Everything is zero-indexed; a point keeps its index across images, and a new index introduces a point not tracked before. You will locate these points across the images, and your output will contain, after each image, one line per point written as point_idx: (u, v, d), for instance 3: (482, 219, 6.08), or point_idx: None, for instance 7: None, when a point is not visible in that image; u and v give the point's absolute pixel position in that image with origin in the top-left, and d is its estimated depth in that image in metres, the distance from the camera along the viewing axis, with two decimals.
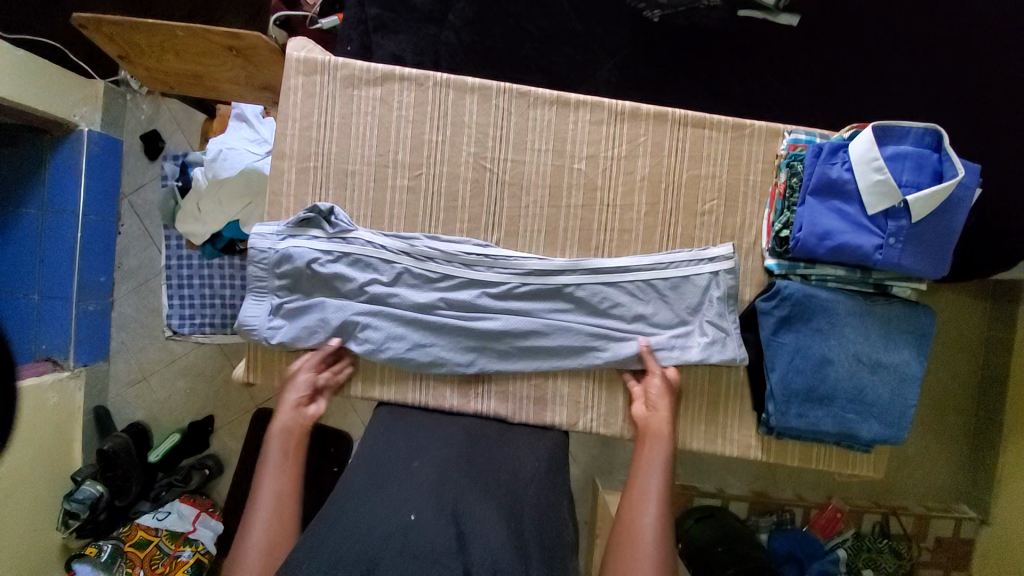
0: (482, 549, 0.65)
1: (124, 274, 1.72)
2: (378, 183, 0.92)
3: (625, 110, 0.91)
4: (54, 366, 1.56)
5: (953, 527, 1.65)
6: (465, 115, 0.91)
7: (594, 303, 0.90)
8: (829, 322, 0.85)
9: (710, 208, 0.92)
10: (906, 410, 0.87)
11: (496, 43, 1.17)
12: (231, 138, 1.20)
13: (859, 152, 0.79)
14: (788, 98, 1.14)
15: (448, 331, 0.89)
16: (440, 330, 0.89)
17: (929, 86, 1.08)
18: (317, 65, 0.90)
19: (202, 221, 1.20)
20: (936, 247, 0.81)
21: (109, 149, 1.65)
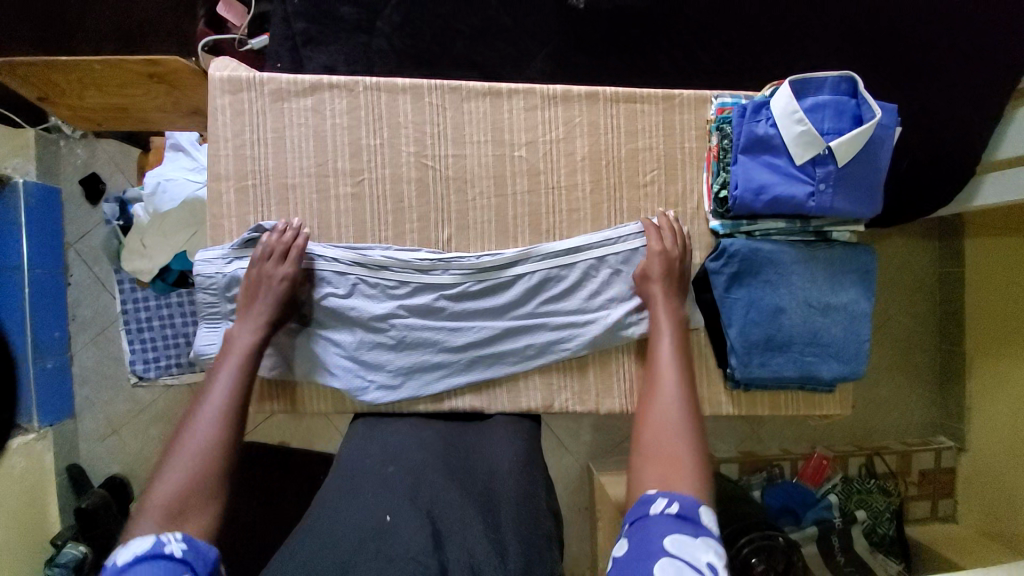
0: (458, 548, 0.65)
1: (79, 326, 1.65)
2: (322, 194, 0.91)
3: (558, 94, 0.92)
4: (17, 431, 1.48)
5: (935, 458, 1.71)
6: (400, 115, 0.91)
7: (551, 287, 0.91)
8: (777, 273, 0.89)
9: (652, 178, 0.94)
10: (861, 345, 0.91)
11: (429, 46, 1.18)
12: (170, 170, 1.16)
13: (780, 106, 0.82)
14: (717, 66, 1.17)
15: (413, 336, 0.90)
16: (404, 334, 0.89)
17: (840, 42, 1.14)
18: (241, 83, 0.89)
19: (149, 258, 1.19)
20: (864, 187, 0.85)
21: (47, 200, 1.57)
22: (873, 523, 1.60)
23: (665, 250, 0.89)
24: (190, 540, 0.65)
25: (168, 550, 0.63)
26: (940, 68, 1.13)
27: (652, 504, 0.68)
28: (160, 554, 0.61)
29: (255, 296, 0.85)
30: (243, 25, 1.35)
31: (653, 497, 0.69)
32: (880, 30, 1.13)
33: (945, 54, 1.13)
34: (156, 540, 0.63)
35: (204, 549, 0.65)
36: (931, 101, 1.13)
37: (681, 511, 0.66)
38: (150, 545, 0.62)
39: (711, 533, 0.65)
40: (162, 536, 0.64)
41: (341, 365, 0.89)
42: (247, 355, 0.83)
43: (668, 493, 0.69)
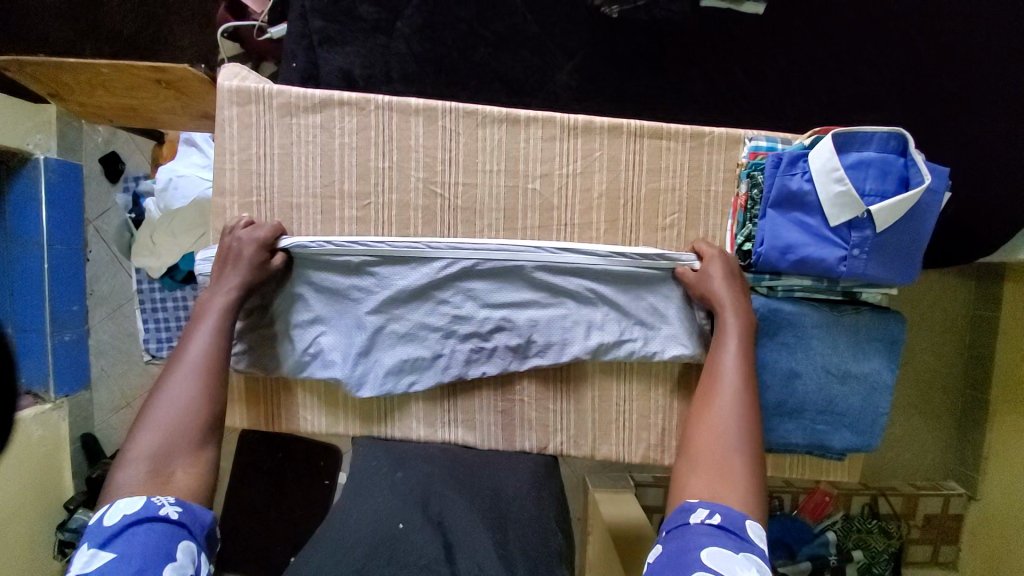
0: (468, 559, 0.70)
1: (98, 301, 1.64)
2: (326, 216, 0.88)
3: (578, 124, 0.87)
4: (34, 400, 1.50)
5: (942, 504, 1.64)
6: (411, 138, 0.87)
7: (559, 303, 0.88)
8: (795, 336, 0.84)
9: (672, 222, 0.89)
10: (877, 417, 0.86)
11: (449, 51, 1.10)
12: (181, 165, 1.15)
13: (820, 162, 0.76)
14: (758, 93, 1.08)
15: (404, 354, 0.87)
16: (411, 330, 0.87)
17: (892, 79, 1.05)
18: (250, 95, 0.86)
19: (157, 253, 1.19)
20: (903, 254, 0.79)
21: (69, 176, 1.53)
22: (868, 562, 1.55)
23: (719, 256, 0.83)
24: (183, 502, 0.64)
25: (163, 512, 0.62)
26: (999, 117, 1.04)
27: (694, 513, 0.64)
28: (155, 517, 0.60)
29: (226, 265, 0.82)
30: (262, 10, 1.27)
31: (694, 505, 0.65)
32: (933, 71, 1.05)
33: (1006, 102, 1.04)
34: (149, 502, 0.62)
35: (197, 512, 0.64)
36: (986, 150, 1.04)
37: (725, 523, 0.61)
38: (144, 508, 0.61)
39: (756, 551, 0.59)
40: (155, 498, 0.63)
41: (341, 353, 0.87)
42: (219, 319, 0.80)
43: (712, 503, 0.64)
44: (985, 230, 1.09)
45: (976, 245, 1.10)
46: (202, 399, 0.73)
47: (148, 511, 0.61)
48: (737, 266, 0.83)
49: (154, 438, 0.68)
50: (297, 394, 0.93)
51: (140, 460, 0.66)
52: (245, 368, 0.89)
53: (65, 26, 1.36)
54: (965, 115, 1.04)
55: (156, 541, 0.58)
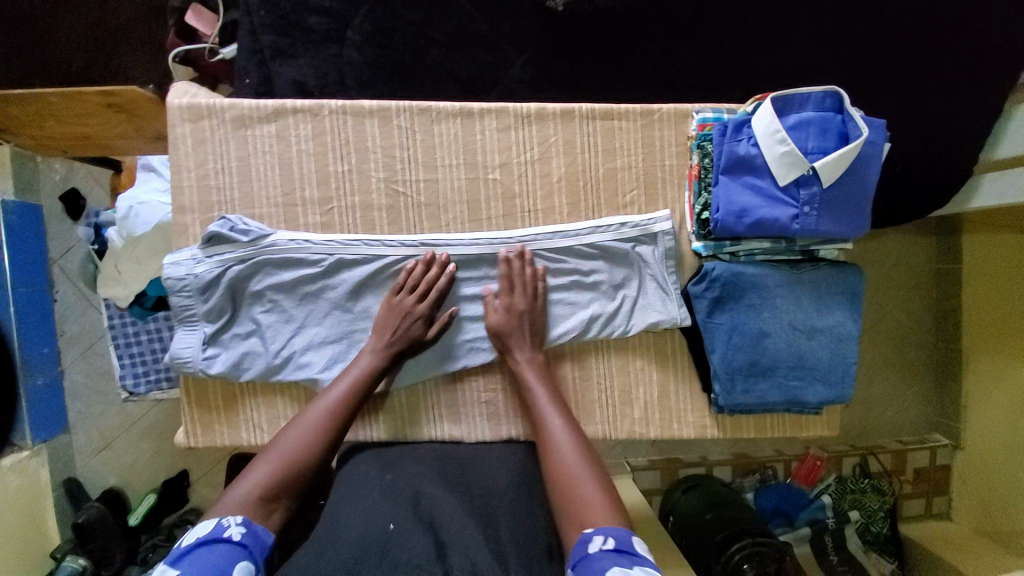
0: (461, 556, 0.65)
1: (69, 341, 1.58)
2: (289, 224, 0.88)
3: (531, 112, 0.89)
4: (10, 449, 1.44)
5: (929, 456, 1.69)
6: (369, 139, 0.88)
7: (538, 276, 0.90)
8: (760, 296, 0.86)
9: (632, 199, 0.92)
10: (848, 367, 0.89)
11: (402, 56, 1.12)
12: (141, 191, 1.14)
13: (763, 126, 0.79)
14: (704, 71, 1.12)
15: None
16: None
17: (828, 47, 1.10)
18: (202, 110, 0.86)
19: (123, 283, 1.16)
20: (852, 206, 0.82)
21: (28, 217, 1.49)
22: (866, 522, 1.58)
23: (512, 305, 0.87)
24: (249, 524, 0.67)
25: (229, 534, 0.64)
26: (929, 75, 1.10)
27: (590, 543, 0.65)
28: (220, 538, 0.63)
29: (385, 329, 0.85)
30: (213, 33, 1.28)
31: (589, 535, 0.66)
32: (864, 36, 1.10)
33: (934, 61, 1.10)
34: (217, 524, 0.65)
35: (262, 535, 0.67)
36: (917, 108, 1.11)
37: (617, 546, 0.64)
38: (212, 529, 0.63)
39: (645, 563, 0.63)
40: (222, 521, 0.66)
41: (317, 354, 0.87)
42: (362, 379, 0.83)
43: (604, 528, 0.67)
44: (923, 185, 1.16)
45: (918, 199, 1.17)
46: (319, 442, 0.78)
47: (216, 533, 0.64)
48: (408, 317, 0.85)
49: (267, 470, 0.73)
50: (278, 404, 0.90)
51: (255, 483, 0.71)
52: (219, 375, 0.85)
53: (12, 65, 1.34)
54: (894, 78, 1.10)
55: (217, 558, 0.60)
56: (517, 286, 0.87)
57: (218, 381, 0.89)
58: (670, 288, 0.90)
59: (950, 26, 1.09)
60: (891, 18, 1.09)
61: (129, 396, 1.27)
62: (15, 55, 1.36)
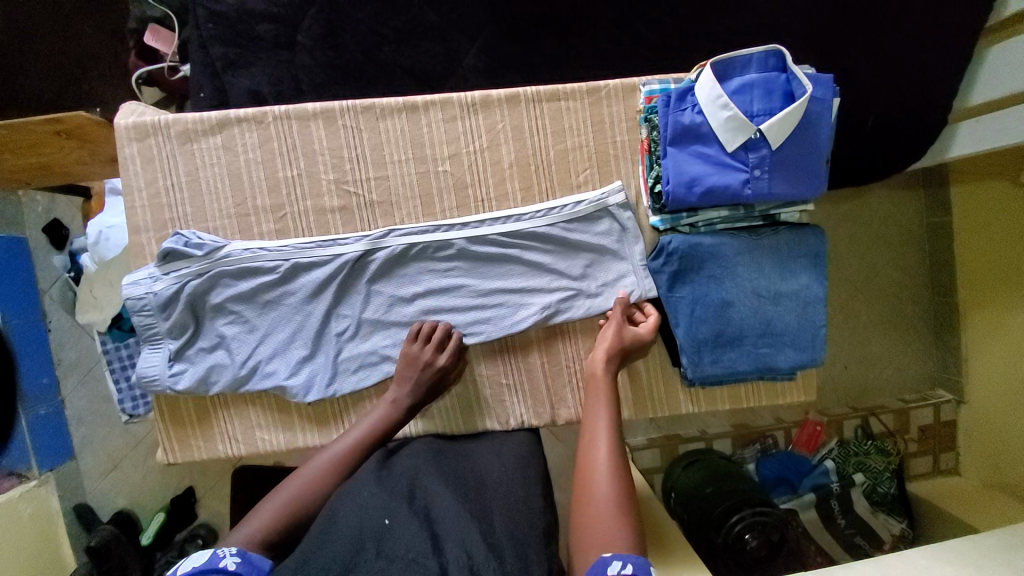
0: (457, 547, 0.66)
1: (67, 369, 1.59)
2: (244, 234, 0.89)
3: (476, 100, 0.88)
4: (19, 479, 1.42)
5: (934, 413, 1.63)
6: (316, 143, 0.88)
7: (496, 266, 0.90)
8: (721, 267, 0.85)
9: (585, 178, 0.91)
10: (818, 331, 0.87)
11: (354, 55, 1.09)
12: (110, 215, 1.14)
13: (704, 92, 0.78)
14: (660, 43, 1.09)
15: (345, 352, 0.89)
16: (353, 324, 0.89)
17: (784, 4, 1.07)
18: (148, 129, 0.87)
19: (100, 307, 1.18)
20: (805, 167, 0.80)
21: (15, 251, 1.48)
22: (873, 483, 1.52)
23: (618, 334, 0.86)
24: (243, 552, 0.67)
25: (225, 564, 0.64)
26: (891, 24, 1.07)
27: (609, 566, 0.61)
28: (216, 569, 0.63)
29: (406, 375, 0.86)
30: (171, 50, 1.26)
31: (608, 560, 0.62)
32: None
33: (893, 8, 1.06)
34: (212, 555, 0.64)
35: (257, 561, 0.67)
36: (878, 60, 1.08)
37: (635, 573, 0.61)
38: (207, 560, 0.63)
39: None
40: (217, 550, 0.66)
41: (283, 361, 0.88)
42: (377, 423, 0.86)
43: (623, 554, 0.63)
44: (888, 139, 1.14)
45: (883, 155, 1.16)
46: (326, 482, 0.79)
47: (211, 563, 0.64)
48: (426, 372, 0.86)
49: (271, 512, 0.74)
50: (250, 414, 0.91)
51: (256, 528, 0.71)
52: (189, 389, 0.86)
53: None
54: (853, 30, 1.07)
55: None
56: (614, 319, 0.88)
57: (190, 398, 0.90)
58: (631, 266, 0.90)
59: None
60: None
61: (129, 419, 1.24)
62: None
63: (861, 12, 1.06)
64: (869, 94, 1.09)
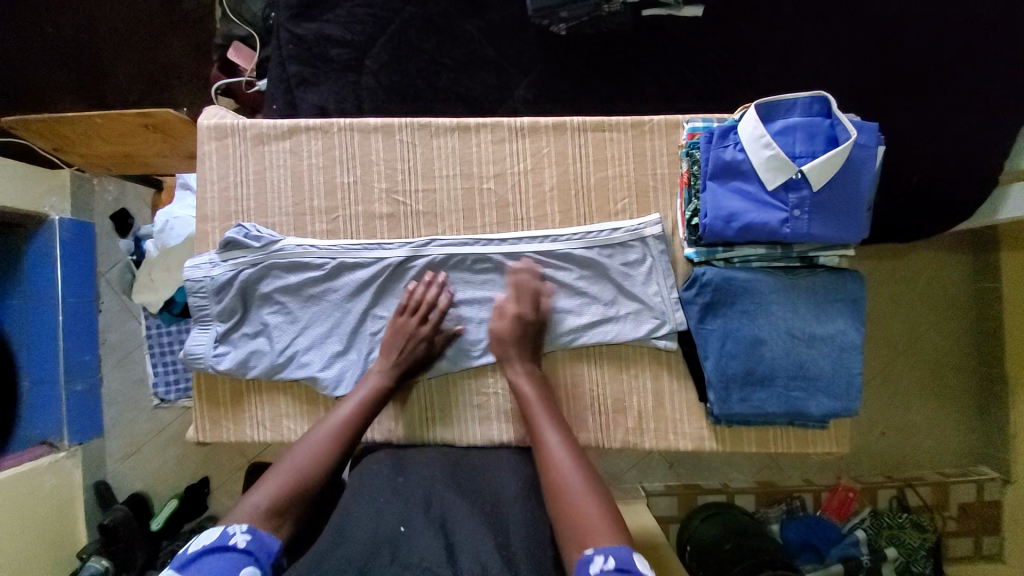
0: (470, 558, 0.66)
1: (109, 349, 1.65)
2: (298, 231, 0.95)
3: (524, 126, 0.94)
4: (49, 448, 1.49)
5: (976, 491, 1.50)
6: (373, 154, 0.94)
7: None
8: (754, 303, 0.85)
9: (623, 206, 0.94)
10: (852, 379, 0.85)
11: (415, 81, 1.17)
12: (178, 207, 1.24)
13: (747, 131, 0.81)
14: (707, 86, 1.13)
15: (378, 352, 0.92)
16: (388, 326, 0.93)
17: (829, 58, 1.10)
18: (226, 129, 0.95)
19: (154, 289, 1.27)
20: (846, 212, 0.81)
21: (81, 234, 1.58)
22: (907, 561, 1.41)
23: (518, 315, 0.88)
24: (253, 530, 0.70)
25: (234, 541, 0.68)
26: (939, 83, 1.08)
27: (591, 564, 0.65)
28: (227, 546, 0.66)
29: (390, 346, 0.89)
30: (250, 67, 1.39)
31: (590, 555, 0.66)
32: (867, 47, 1.09)
33: (941, 68, 1.07)
34: (224, 532, 0.68)
35: (267, 541, 0.70)
36: (924, 117, 1.09)
37: (618, 564, 0.65)
38: (218, 536, 0.67)
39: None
40: (229, 528, 0.69)
41: (318, 354, 0.91)
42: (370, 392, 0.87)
43: (603, 547, 0.67)
44: (933, 196, 1.13)
45: (926, 211, 1.15)
46: (327, 453, 0.80)
47: (222, 540, 0.67)
48: (406, 341, 0.89)
49: (278, 481, 0.75)
50: (281, 402, 0.94)
51: (259, 499, 0.73)
52: (229, 372, 0.91)
53: (82, 100, 1.52)
54: (900, 87, 1.09)
55: (220, 566, 0.64)
56: (521, 298, 0.89)
57: (227, 378, 0.95)
58: (662, 296, 0.91)
59: (961, 35, 1.07)
60: (893, 28, 1.08)
61: (160, 403, 1.37)
62: (83, 87, 1.52)
63: (907, 71, 1.08)
64: (912, 152, 1.10)
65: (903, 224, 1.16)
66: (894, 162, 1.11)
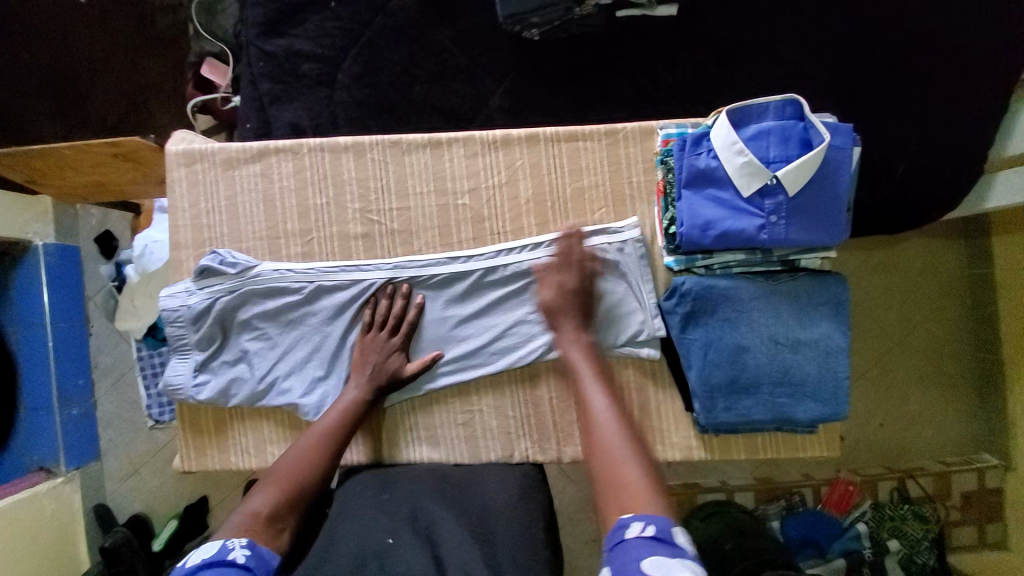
0: (459, 570, 0.66)
1: (102, 372, 1.63)
2: (274, 256, 0.94)
3: (496, 138, 0.92)
4: (47, 475, 1.48)
5: (977, 479, 1.49)
6: (344, 173, 0.93)
7: (506, 296, 0.92)
8: (736, 310, 0.84)
9: (601, 216, 0.92)
10: (839, 382, 0.84)
11: (389, 93, 1.16)
12: (156, 231, 1.22)
13: (719, 138, 0.79)
14: (684, 87, 1.11)
15: None
16: None
17: (806, 55, 1.08)
18: (196, 155, 0.94)
19: (138, 316, 1.26)
20: (823, 216, 0.79)
21: (68, 258, 1.57)
22: (909, 552, 1.39)
23: (560, 284, 0.87)
24: (253, 545, 0.68)
25: (233, 556, 0.65)
26: (918, 76, 1.06)
27: (627, 528, 0.63)
28: (225, 562, 0.64)
29: (365, 357, 0.89)
30: (225, 84, 1.37)
31: (627, 521, 0.64)
32: (844, 42, 1.07)
33: (919, 60, 1.06)
34: (222, 546, 0.65)
35: (267, 557, 0.68)
36: (905, 110, 1.07)
37: (658, 533, 0.62)
38: (217, 551, 0.64)
39: (687, 556, 0.61)
40: (228, 542, 0.67)
41: (298, 380, 0.90)
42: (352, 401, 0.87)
43: (644, 515, 0.64)
44: (918, 189, 1.11)
45: (912, 204, 1.13)
46: (317, 463, 0.80)
47: (220, 555, 0.65)
48: (382, 351, 0.89)
49: (273, 491, 0.75)
50: (264, 428, 0.94)
51: (258, 508, 0.73)
52: (210, 401, 0.90)
53: (62, 123, 1.50)
54: (879, 81, 1.07)
55: None
56: (567, 264, 0.88)
57: (209, 407, 0.94)
58: (643, 306, 0.90)
59: (938, 27, 1.05)
60: (869, 21, 1.06)
61: (155, 425, 1.31)
62: (62, 111, 1.50)
63: (885, 64, 1.06)
64: (894, 146, 1.08)
65: (890, 219, 1.14)
66: (876, 157, 1.09)
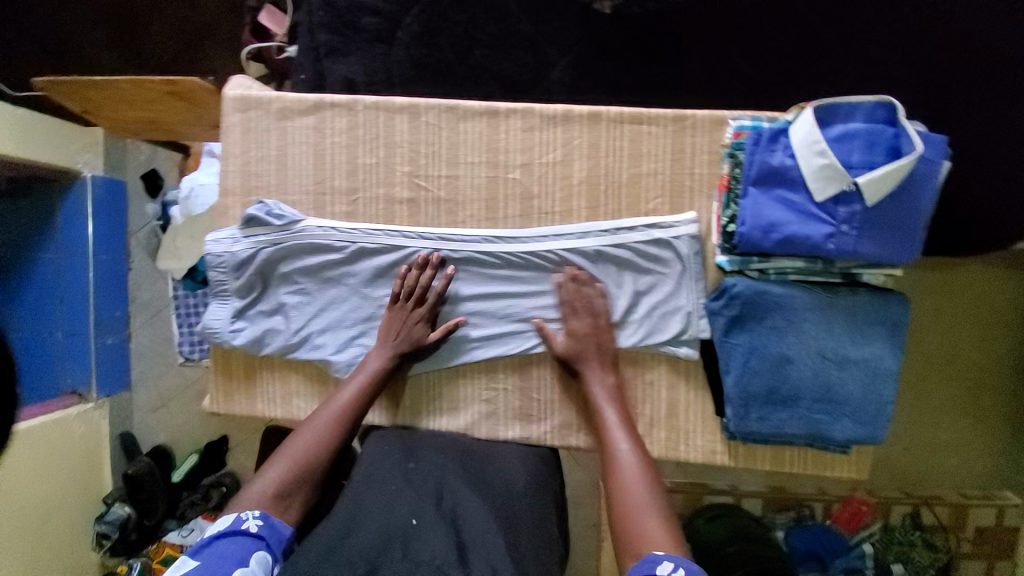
0: (482, 561, 0.66)
1: (139, 307, 1.67)
2: (318, 211, 0.93)
3: (556, 114, 0.88)
4: (79, 399, 1.56)
5: (995, 516, 1.44)
6: (397, 135, 0.91)
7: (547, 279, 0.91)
8: (785, 319, 0.81)
9: (655, 206, 0.89)
10: (883, 406, 0.80)
11: (446, 55, 1.11)
12: (202, 174, 1.23)
13: (799, 136, 0.75)
14: (758, 78, 1.05)
15: None
16: None
17: (897, 54, 1.00)
18: (251, 101, 0.93)
19: (179, 257, 1.29)
20: (898, 230, 0.74)
21: (113, 192, 1.60)
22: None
23: (571, 328, 0.88)
24: (266, 517, 0.72)
25: (247, 526, 0.70)
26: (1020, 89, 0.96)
27: (657, 566, 0.65)
28: (239, 530, 0.69)
29: (388, 330, 0.88)
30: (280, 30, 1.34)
31: (657, 559, 0.66)
32: (942, 44, 0.98)
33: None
34: (236, 517, 0.70)
35: (279, 527, 0.72)
36: (1000, 126, 0.98)
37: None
38: (232, 521, 0.69)
39: None
40: (241, 514, 0.72)
41: (332, 337, 0.91)
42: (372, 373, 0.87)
43: (674, 557, 0.66)
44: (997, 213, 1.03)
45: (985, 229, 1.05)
46: (330, 436, 0.82)
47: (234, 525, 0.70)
48: (403, 327, 0.88)
49: (285, 464, 0.78)
50: (293, 381, 0.95)
51: (271, 482, 0.76)
52: (246, 347, 0.92)
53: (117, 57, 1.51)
54: (976, 91, 0.98)
55: (236, 550, 0.66)
56: (578, 310, 0.88)
57: (242, 353, 0.96)
58: (688, 304, 0.87)
59: None
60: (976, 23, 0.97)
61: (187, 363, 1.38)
62: (119, 45, 1.51)
63: (985, 73, 0.97)
64: (979, 164, 1.00)
65: (957, 242, 1.07)
66: (956, 173, 1.02)
